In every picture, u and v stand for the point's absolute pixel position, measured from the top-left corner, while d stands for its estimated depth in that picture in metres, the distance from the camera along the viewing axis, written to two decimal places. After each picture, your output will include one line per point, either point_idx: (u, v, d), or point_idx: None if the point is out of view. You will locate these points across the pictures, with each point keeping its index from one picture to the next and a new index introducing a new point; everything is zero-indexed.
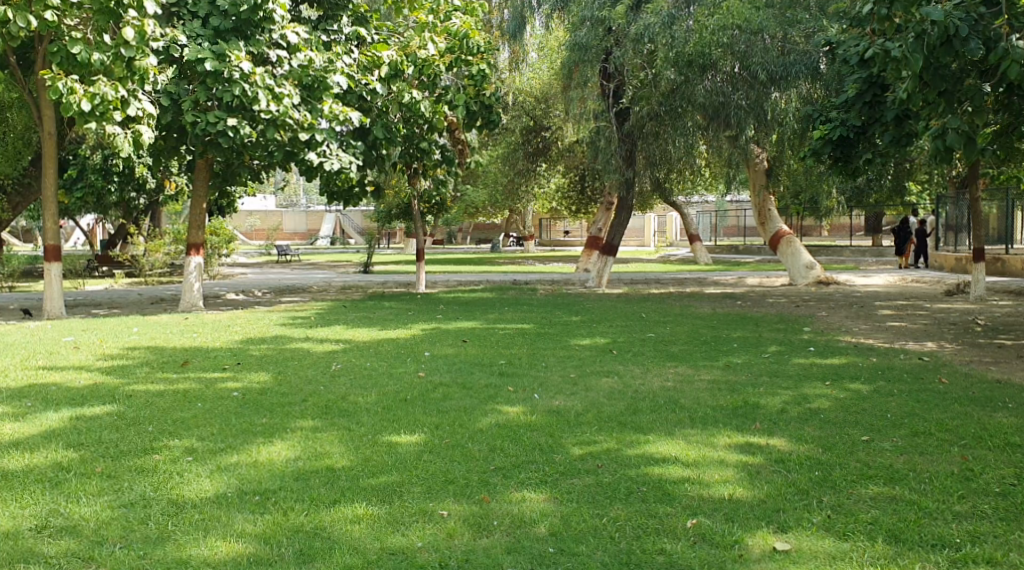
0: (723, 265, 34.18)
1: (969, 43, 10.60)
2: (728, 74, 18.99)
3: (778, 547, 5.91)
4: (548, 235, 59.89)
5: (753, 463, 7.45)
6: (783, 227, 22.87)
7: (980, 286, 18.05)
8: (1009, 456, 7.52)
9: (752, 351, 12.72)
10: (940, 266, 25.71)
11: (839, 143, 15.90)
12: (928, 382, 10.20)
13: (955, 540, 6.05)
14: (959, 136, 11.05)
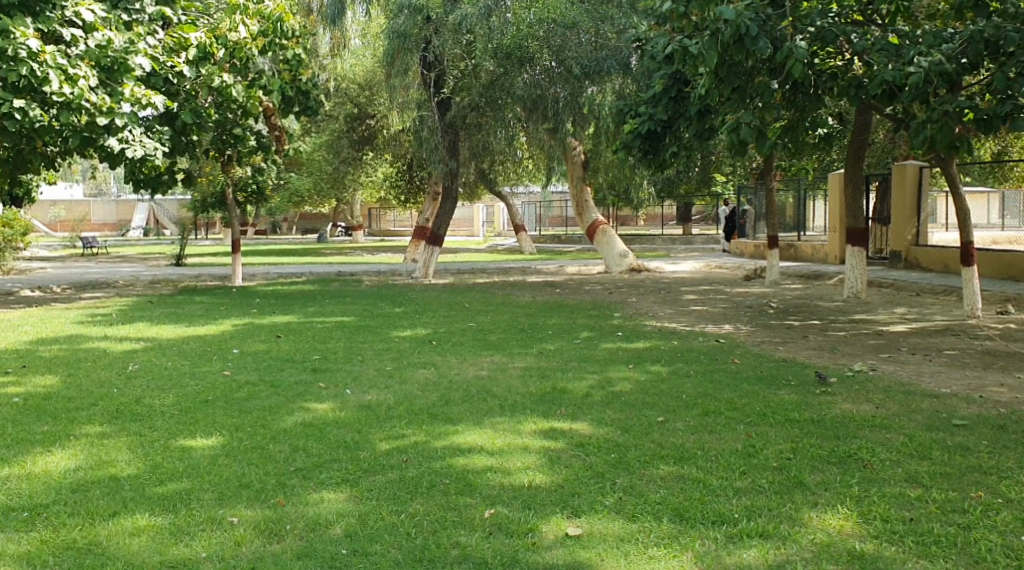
0: (546, 254, 34.83)
1: (759, 42, 11.04)
2: (545, 68, 19.43)
3: (570, 532, 6.09)
4: (376, 226, 59.70)
5: (555, 448, 7.66)
6: (599, 217, 23.43)
7: (774, 271, 19.13)
8: (789, 430, 7.99)
9: (566, 338, 13.04)
10: (741, 253, 27.11)
11: (648, 136, 16.31)
12: (723, 362, 10.76)
13: (733, 516, 6.37)
14: (750, 130, 11.75)
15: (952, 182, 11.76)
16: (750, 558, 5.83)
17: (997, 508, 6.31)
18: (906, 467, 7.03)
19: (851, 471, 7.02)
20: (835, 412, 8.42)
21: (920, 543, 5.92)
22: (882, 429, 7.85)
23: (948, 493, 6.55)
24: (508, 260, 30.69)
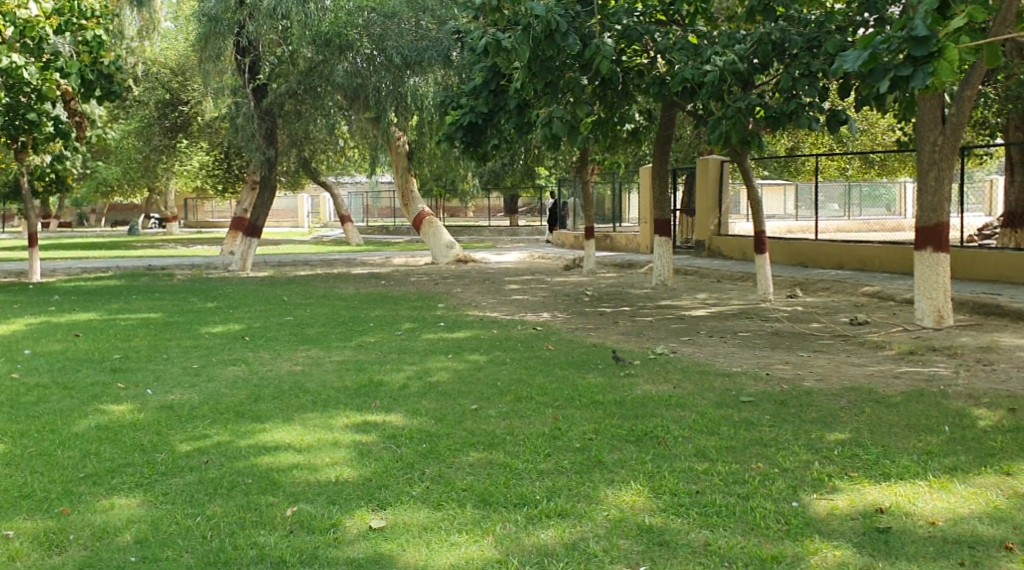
0: (373, 245, 34.51)
1: (568, 38, 11.25)
2: (364, 57, 19.13)
3: (373, 525, 6.06)
4: (194, 217, 57.65)
5: (365, 442, 7.59)
6: (425, 208, 23.34)
7: (591, 261, 19.63)
8: (595, 412, 8.21)
9: (386, 330, 12.96)
10: (562, 244, 27.67)
11: (469, 129, 16.28)
12: (538, 349, 10.95)
13: (535, 497, 6.49)
14: (563, 125, 11.97)
15: (745, 175, 12.37)
16: (547, 538, 5.93)
17: (774, 477, 6.66)
18: (697, 442, 7.34)
19: (647, 448, 7.28)
20: (638, 393, 8.71)
21: (703, 513, 6.18)
22: (678, 408, 8.18)
23: (732, 466, 6.89)
24: (332, 252, 30.27)
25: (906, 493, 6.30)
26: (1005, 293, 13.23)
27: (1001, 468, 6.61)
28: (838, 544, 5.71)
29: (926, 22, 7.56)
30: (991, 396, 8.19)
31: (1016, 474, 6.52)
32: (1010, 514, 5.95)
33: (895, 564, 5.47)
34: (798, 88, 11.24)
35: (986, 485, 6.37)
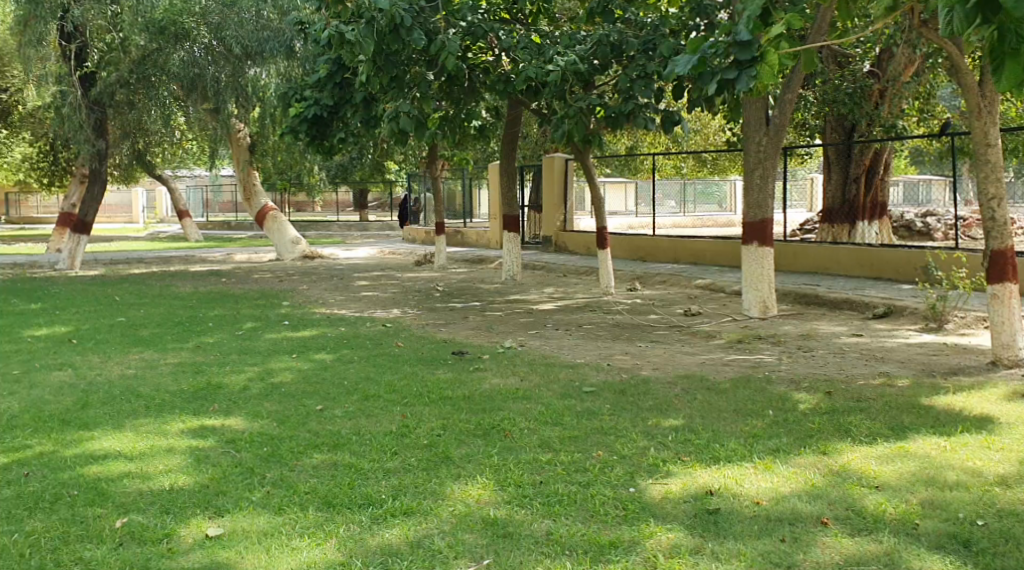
0: (215, 241, 33.44)
1: (412, 33, 11.05)
2: (203, 46, 18.55)
3: (210, 533, 5.85)
4: (19, 213, 54.59)
5: (203, 447, 7.33)
6: (268, 203, 22.54)
7: (442, 256, 19.54)
8: (443, 409, 8.14)
9: (227, 329, 12.57)
10: (412, 239, 27.50)
11: (314, 122, 15.98)
12: (386, 346, 10.81)
13: (379, 497, 6.39)
14: (410, 120, 11.81)
15: (588, 172, 12.56)
16: (391, 537, 5.84)
17: (613, 464, 6.77)
18: (541, 434, 7.39)
19: (493, 442, 7.29)
20: (484, 387, 8.71)
21: (546, 503, 6.22)
22: (523, 400, 8.21)
23: (574, 455, 6.96)
24: (170, 249, 29.22)
25: (734, 475, 6.48)
26: (825, 283, 13.86)
27: (820, 449, 6.88)
28: (671, 527, 5.83)
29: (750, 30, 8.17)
30: (811, 380, 8.56)
31: (833, 454, 6.80)
32: (826, 491, 6.19)
33: (723, 544, 5.60)
34: (635, 90, 11.40)
35: (806, 465, 6.61)
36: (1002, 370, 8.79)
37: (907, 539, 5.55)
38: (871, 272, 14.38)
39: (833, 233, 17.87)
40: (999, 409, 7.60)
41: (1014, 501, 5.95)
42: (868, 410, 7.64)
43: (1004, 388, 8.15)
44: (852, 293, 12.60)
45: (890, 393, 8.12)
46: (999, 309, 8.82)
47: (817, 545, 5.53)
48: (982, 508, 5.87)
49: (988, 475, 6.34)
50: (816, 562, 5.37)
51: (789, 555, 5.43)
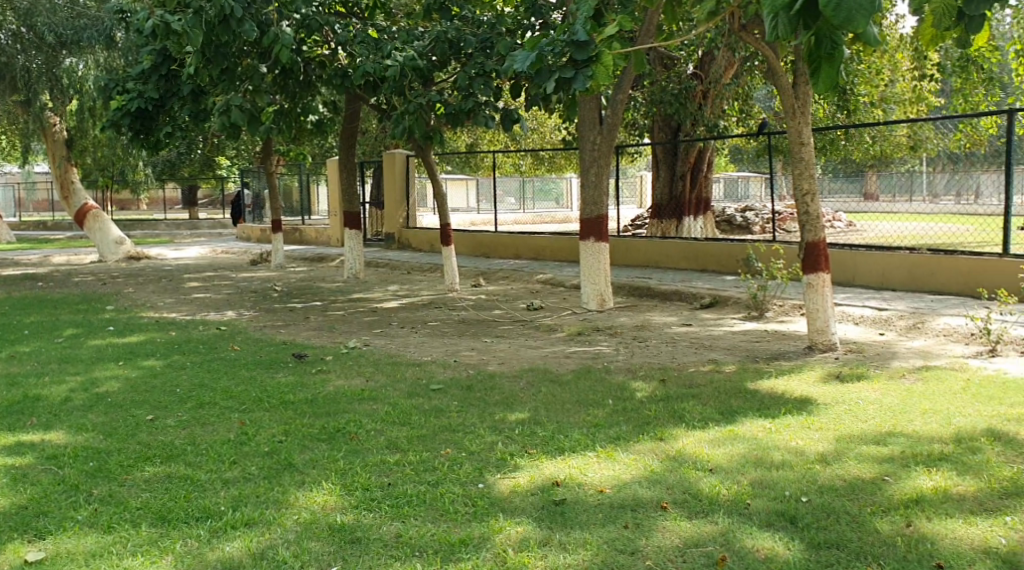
0: (30, 243, 31.41)
1: (244, 24, 10.50)
2: (9, 32, 17.43)
3: (30, 558, 5.38)
4: None
5: (20, 466, 6.75)
6: (88, 200, 21.28)
7: (280, 254, 18.94)
8: (284, 414, 7.80)
9: (45, 337, 11.74)
10: (248, 238, 26.58)
11: (138, 115, 14.73)
12: (220, 350, 10.31)
13: (219, 509, 6.04)
14: (243, 114, 11.29)
15: (430, 169, 12.41)
16: (233, 550, 5.52)
17: (462, 461, 6.63)
18: (387, 434, 7.18)
19: (339, 446, 7.02)
20: (326, 390, 8.40)
21: (395, 505, 6.02)
22: (368, 401, 7.96)
23: (423, 454, 6.78)
24: None
25: (578, 465, 6.42)
26: (655, 276, 14.13)
27: (656, 434, 6.86)
28: (519, 521, 5.72)
29: (586, 27, 7.55)
30: (647, 368, 8.63)
31: (669, 439, 6.79)
32: (665, 476, 6.19)
33: (569, 534, 5.52)
34: (474, 88, 11.21)
35: (645, 451, 6.58)
36: (818, 354, 9.09)
37: (740, 519, 5.60)
38: (699, 264, 14.74)
39: (662, 228, 18.17)
40: (817, 390, 7.83)
41: (833, 477, 6.08)
42: (700, 394, 7.74)
43: (821, 371, 8.44)
44: (682, 284, 12.87)
45: (719, 377, 8.26)
46: (815, 296, 9.10)
47: (659, 530, 5.51)
48: (806, 485, 5.98)
49: (810, 453, 6.47)
50: (657, 547, 5.34)
51: (632, 542, 5.40)
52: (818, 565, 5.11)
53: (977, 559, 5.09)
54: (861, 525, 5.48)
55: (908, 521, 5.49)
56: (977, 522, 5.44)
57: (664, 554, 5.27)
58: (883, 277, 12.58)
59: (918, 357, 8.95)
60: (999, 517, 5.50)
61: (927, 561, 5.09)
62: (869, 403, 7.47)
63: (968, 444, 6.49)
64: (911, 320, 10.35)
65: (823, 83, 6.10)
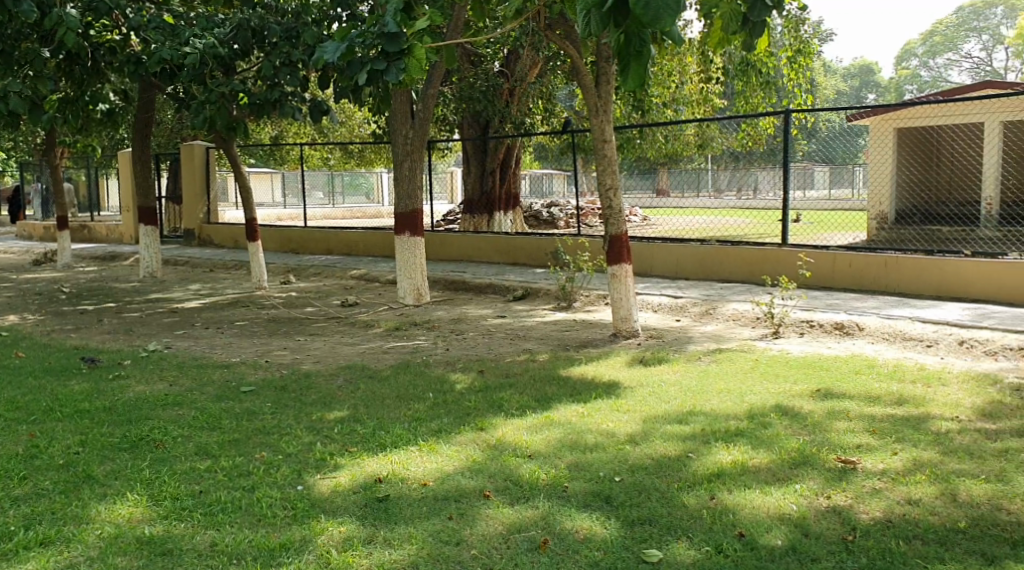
0: None
1: (21, 5, 9.72)
2: None
3: None
4: None
5: None
6: None
7: (66, 253, 17.73)
8: (80, 423, 7.28)
9: None
10: (27, 236, 24.77)
11: None
12: (5, 357, 9.54)
13: (9, 530, 5.56)
14: (22, 101, 10.48)
15: (233, 162, 12.02)
16: None
17: (278, 464, 6.38)
18: (197, 441, 6.84)
19: (142, 455, 6.62)
20: (127, 395, 7.92)
21: (207, 513, 5.72)
22: (174, 406, 7.57)
23: (235, 459, 6.49)
24: None
25: (399, 460, 6.29)
26: (467, 270, 14.17)
27: (477, 425, 6.82)
28: (341, 520, 5.54)
29: (397, 20, 7.48)
30: (464, 361, 8.62)
31: (489, 429, 6.75)
32: (485, 464, 6.12)
33: (394, 530, 5.40)
34: (280, 78, 10.89)
35: (466, 442, 6.52)
36: (622, 341, 9.36)
37: (559, 502, 5.57)
38: (509, 257, 14.91)
39: (473, 224, 18.23)
40: (624, 374, 8.04)
41: (643, 456, 6.10)
42: (517, 383, 7.79)
43: (625, 356, 8.72)
44: (495, 277, 13.00)
45: (533, 366, 8.36)
46: (619, 287, 9.36)
47: (483, 518, 5.45)
48: (618, 466, 5.98)
49: (620, 435, 6.50)
50: (480, 537, 5.26)
51: (457, 532, 5.32)
52: (632, 541, 5.12)
53: (773, 525, 5.19)
54: (670, 501, 5.50)
55: (711, 494, 5.54)
56: (771, 492, 5.53)
57: (488, 542, 5.21)
58: (677, 267, 13.13)
59: (712, 341, 9.36)
60: (790, 485, 5.62)
61: (731, 531, 5.15)
62: (672, 384, 7.71)
63: (759, 419, 6.68)
64: (704, 306, 10.84)
65: (631, 81, 5.90)
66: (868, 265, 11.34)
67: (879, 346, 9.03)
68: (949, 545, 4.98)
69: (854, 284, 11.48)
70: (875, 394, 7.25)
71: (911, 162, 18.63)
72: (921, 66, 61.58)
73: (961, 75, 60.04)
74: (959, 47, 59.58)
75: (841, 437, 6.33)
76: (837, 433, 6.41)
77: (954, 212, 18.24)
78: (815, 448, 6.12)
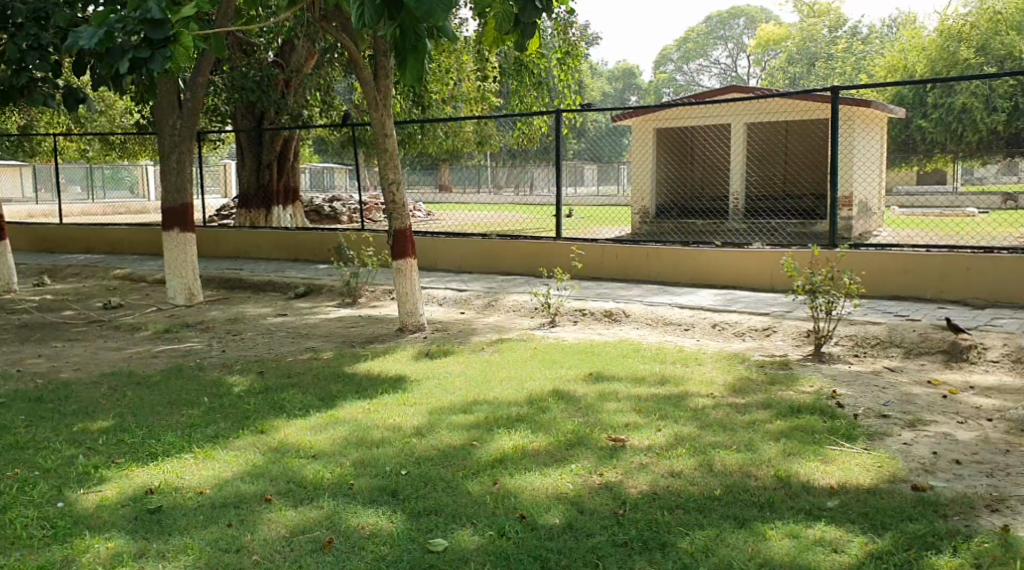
0: None
1: None
2: None
3: None
4: None
5: None
6: None
7: None
8: None
9: None
10: None
11: None
12: None
13: None
14: None
15: None
16: None
17: (36, 480, 5.88)
18: None
19: None
20: None
21: None
22: None
23: None
24: None
25: (172, 469, 5.93)
26: (244, 267, 13.67)
27: (257, 428, 6.54)
28: (109, 537, 5.16)
29: (161, 5, 7.05)
30: (241, 363, 8.28)
31: (269, 431, 6.49)
32: (267, 468, 5.85)
33: (166, 542, 5.08)
34: (29, 62, 10.04)
35: (245, 447, 6.24)
36: (408, 335, 9.28)
37: (343, 500, 5.39)
38: (289, 253, 14.52)
39: (250, 218, 17.54)
40: (409, 368, 7.97)
41: (428, 447, 6.03)
42: (298, 383, 7.56)
43: (409, 350, 8.65)
44: (273, 274, 12.61)
45: (315, 364, 8.15)
46: (403, 281, 9.26)
47: (263, 523, 5.20)
48: (404, 459, 5.87)
49: (406, 428, 6.41)
50: (261, 543, 5.02)
51: (236, 539, 5.06)
52: (418, 533, 5.03)
53: (551, 505, 5.21)
54: (454, 489, 5.44)
55: (494, 480, 5.51)
56: (550, 473, 5.57)
57: (269, 547, 4.99)
58: (461, 262, 13.16)
59: (495, 332, 9.43)
60: (567, 465, 5.68)
61: (515, 514, 5.13)
62: (455, 375, 7.69)
63: (538, 404, 6.75)
64: (486, 298, 10.91)
65: (409, 75, 5.85)
66: (633, 255, 11.74)
67: (644, 331, 9.37)
68: (707, 511, 5.12)
69: (620, 274, 11.85)
70: (641, 375, 7.52)
71: (668, 157, 19.43)
72: (677, 70, 64.65)
73: (711, 80, 63.66)
74: (709, 54, 63.18)
75: (612, 417, 6.48)
76: (609, 413, 6.56)
77: (708, 204, 19.22)
78: (590, 429, 6.24)
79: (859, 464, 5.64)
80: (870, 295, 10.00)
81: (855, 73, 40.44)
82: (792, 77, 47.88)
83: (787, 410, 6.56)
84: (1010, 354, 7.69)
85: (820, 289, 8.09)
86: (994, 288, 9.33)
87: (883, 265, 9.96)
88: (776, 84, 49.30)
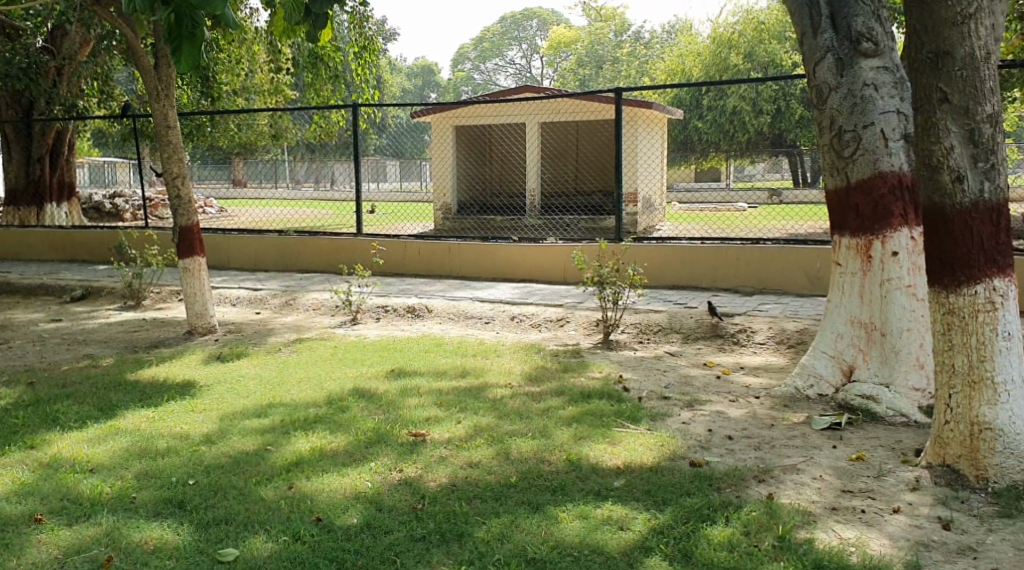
0: None
1: None
2: None
3: None
4: None
5: None
6: None
7: None
8: None
9: None
10: None
11: None
12: None
13: None
14: None
15: None
16: None
17: None
18: None
19: None
20: None
21: None
22: None
23: None
24: None
25: None
26: (17, 270, 12.93)
27: (26, 444, 6.19)
28: None
29: None
30: (11, 373, 7.83)
31: (41, 446, 6.16)
32: (37, 486, 5.54)
33: None
34: None
35: (14, 463, 5.90)
36: (198, 338, 9.05)
37: (124, 515, 5.20)
38: (67, 253, 13.84)
39: (19, 217, 16.48)
40: (199, 372, 7.77)
41: (219, 455, 5.91)
42: (76, 393, 7.23)
43: (199, 353, 8.43)
44: (47, 277, 11.97)
45: (95, 373, 7.80)
46: (192, 281, 9.04)
47: (34, 545, 4.94)
48: (192, 468, 5.74)
49: (194, 436, 6.26)
50: (30, 565, 4.77)
51: (3, 563, 4.79)
52: (207, 543, 4.92)
53: (348, 505, 5.23)
54: (246, 496, 5.36)
55: (289, 484, 5.48)
56: (348, 472, 5.59)
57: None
58: (255, 261, 12.93)
59: (290, 332, 9.32)
60: (365, 464, 5.72)
61: (309, 517, 5.11)
62: (248, 378, 7.55)
63: (337, 404, 6.75)
64: (282, 297, 10.77)
65: (184, 64, 5.66)
66: (434, 251, 11.86)
67: (442, 325, 9.49)
68: (503, 498, 5.28)
69: (421, 270, 11.95)
70: (441, 369, 7.63)
71: (464, 155, 19.60)
72: (474, 69, 65.39)
73: (506, 81, 64.78)
74: (505, 54, 64.19)
75: (412, 412, 6.56)
76: (408, 409, 6.64)
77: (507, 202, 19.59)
78: (389, 426, 6.29)
79: (643, 445, 5.96)
80: (652, 285, 10.51)
81: (639, 76, 42.25)
82: (583, 79, 49.30)
83: (578, 397, 6.83)
84: (777, 336, 8.29)
85: (608, 281, 8.46)
86: (761, 276, 10.00)
87: (664, 257, 10.48)
88: (568, 86, 50.68)
